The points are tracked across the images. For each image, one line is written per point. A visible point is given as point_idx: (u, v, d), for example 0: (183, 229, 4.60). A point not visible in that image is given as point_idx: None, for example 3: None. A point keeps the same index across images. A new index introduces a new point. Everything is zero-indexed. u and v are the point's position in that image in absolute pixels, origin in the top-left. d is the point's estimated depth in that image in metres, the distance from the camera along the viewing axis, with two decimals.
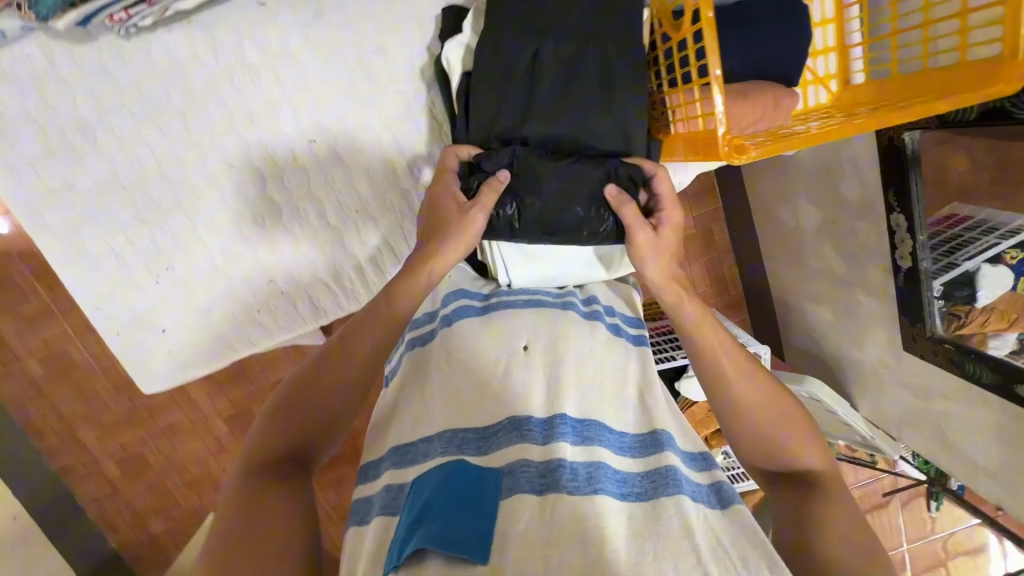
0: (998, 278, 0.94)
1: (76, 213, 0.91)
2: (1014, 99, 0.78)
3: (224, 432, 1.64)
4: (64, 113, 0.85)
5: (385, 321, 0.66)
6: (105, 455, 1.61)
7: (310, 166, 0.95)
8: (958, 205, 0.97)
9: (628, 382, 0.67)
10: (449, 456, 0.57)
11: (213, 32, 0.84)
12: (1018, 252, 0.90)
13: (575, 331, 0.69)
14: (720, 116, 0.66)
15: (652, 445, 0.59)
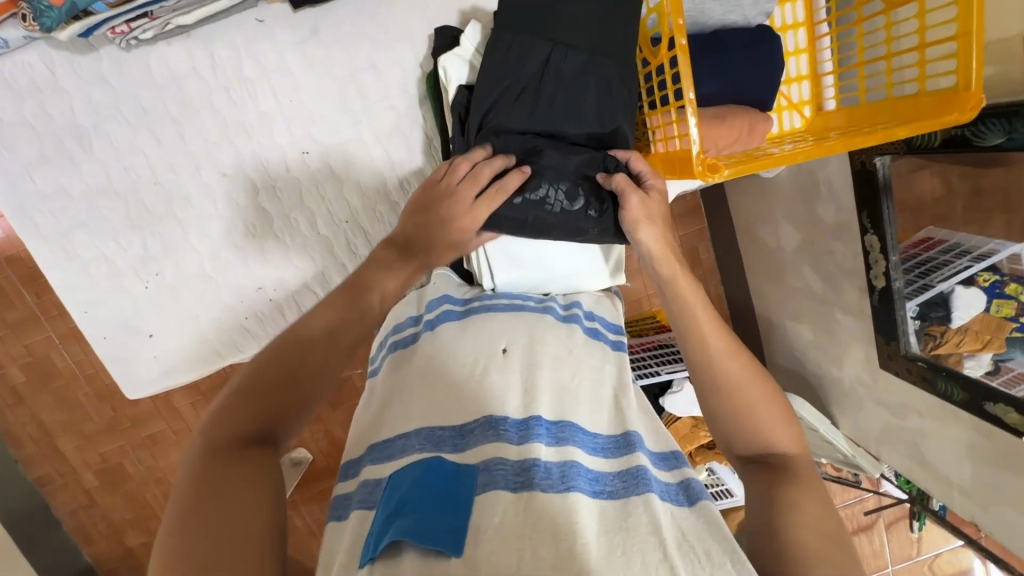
0: (972, 301, 0.96)
1: (68, 218, 0.92)
2: (977, 128, 0.82)
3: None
4: (63, 121, 0.88)
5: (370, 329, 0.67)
6: (85, 465, 1.59)
7: (302, 176, 0.97)
8: (932, 229, 1.00)
9: (604, 386, 0.69)
10: (427, 452, 0.58)
11: (211, 46, 0.88)
12: (990, 275, 0.92)
13: (551, 335, 0.73)
14: (695, 134, 0.69)
15: (625, 445, 0.61)
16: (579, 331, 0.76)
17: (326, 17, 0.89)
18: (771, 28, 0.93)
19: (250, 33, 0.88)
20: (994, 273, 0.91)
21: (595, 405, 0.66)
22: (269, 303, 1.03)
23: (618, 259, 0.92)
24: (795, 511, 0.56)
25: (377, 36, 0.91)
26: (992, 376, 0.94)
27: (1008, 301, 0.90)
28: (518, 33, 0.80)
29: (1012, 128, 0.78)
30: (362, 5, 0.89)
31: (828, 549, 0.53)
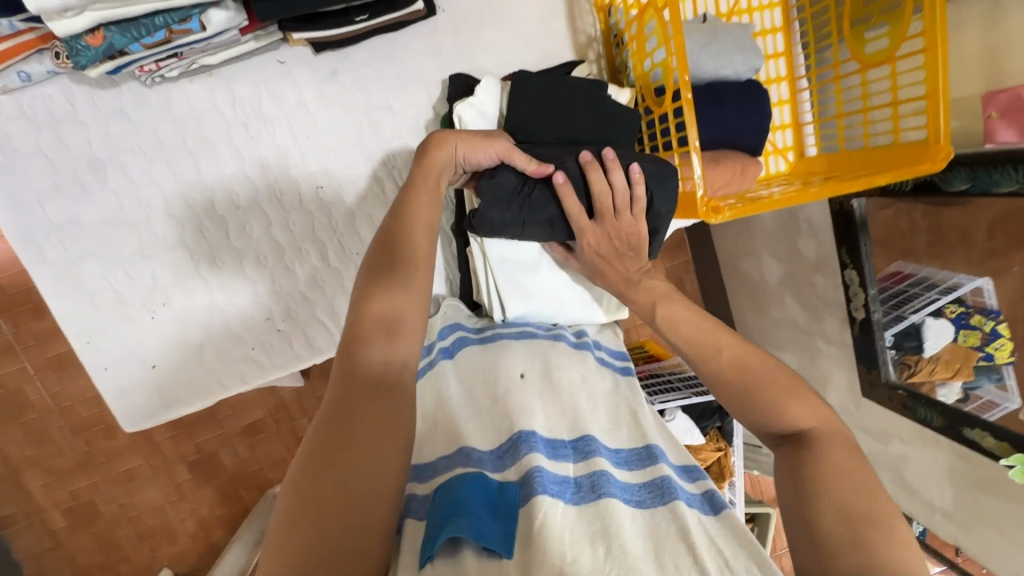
0: (941, 330, 1.05)
1: (76, 248, 0.92)
2: (943, 176, 0.91)
3: (188, 479, 1.58)
4: (78, 153, 0.89)
5: None
6: (56, 504, 1.52)
7: (317, 210, 0.99)
8: (902, 263, 1.09)
9: (621, 409, 0.72)
10: (470, 467, 0.60)
11: (232, 84, 0.91)
12: (956, 307, 1.01)
13: (566, 360, 0.78)
14: (698, 177, 0.75)
15: (646, 457, 0.64)
16: (588, 356, 0.80)
17: (345, 60, 0.94)
18: (757, 81, 1.01)
19: (270, 73, 0.92)
20: (961, 305, 1.00)
21: (614, 424, 0.70)
22: (277, 334, 1.03)
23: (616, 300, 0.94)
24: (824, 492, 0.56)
25: (391, 78, 0.96)
26: (963, 403, 1.01)
27: (973, 331, 0.98)
28: (535, 125, 0.86)
29: (974, 174, 0.86)
30: (380, 51, 0.94)
31: (851, 529, 0.53)
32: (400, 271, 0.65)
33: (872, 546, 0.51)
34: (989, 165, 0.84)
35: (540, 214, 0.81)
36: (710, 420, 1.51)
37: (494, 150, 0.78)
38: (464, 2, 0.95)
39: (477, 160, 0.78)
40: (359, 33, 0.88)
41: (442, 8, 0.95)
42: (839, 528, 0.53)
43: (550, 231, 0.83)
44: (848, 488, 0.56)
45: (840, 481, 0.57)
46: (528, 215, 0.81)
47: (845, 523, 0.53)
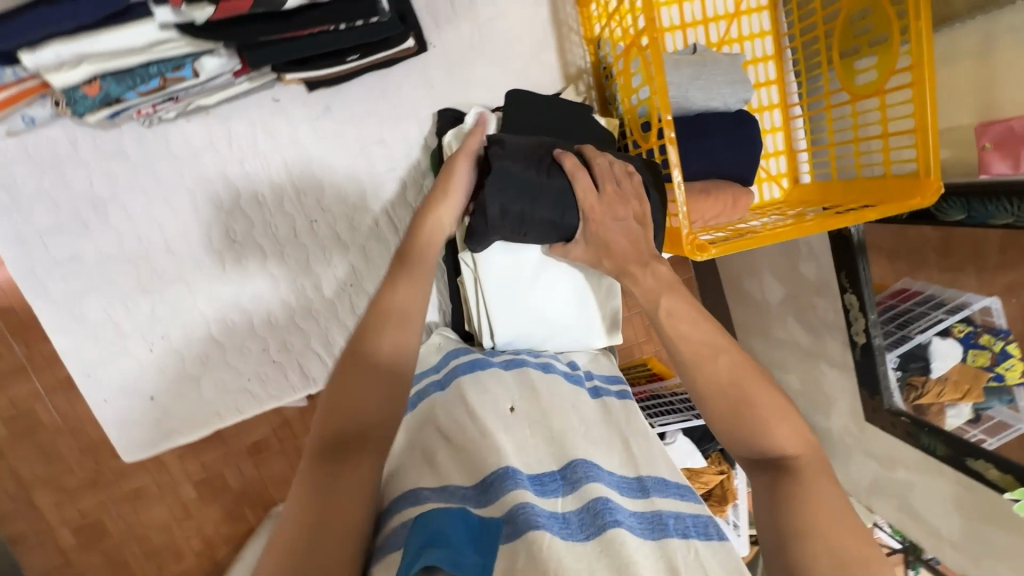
0: (948, 351, 1.03)
1: (78, 283, 0.94)
2: (938, 206, 0.90)
3: (194, 498, 1.59)
4: (81, 191, 0.92)
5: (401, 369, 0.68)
6: (64, 522, 1.54)
7: (311, 243, 1.00)
8: (909, 280, 1.06)
9: (615, 439, 0.72)
10: (452, 502, 0.61)
11: (228, 121, 0.93)
12: (964, 326, 0.98)
13: (557, 387, 0.77)
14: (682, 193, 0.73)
15: (636, 486, 0.65)
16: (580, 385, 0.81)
17: (339, 97, 0.95)
18: (748, 110, 1.01)
19: (265, 111, 0.94)
20: (969, 324, 0.97)
21: (605, 447, 0.70)
22: (273, 364, 1.04)
23: (616, 317, 0.94)
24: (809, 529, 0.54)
25: (383, 113, 0.98)
26: (973, 425, 0.98)
27: (982, 350, 0.95)
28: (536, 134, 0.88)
29: (970, 206, 0.85)
30: (373, 86, 0.96)
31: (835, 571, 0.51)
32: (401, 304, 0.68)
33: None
34: (983, 197, 0.82)
35: (554, 202, 0.76)
36: (712, 442, 1.49)
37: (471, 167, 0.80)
38: (455, 38, 0.97)
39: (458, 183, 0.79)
40: (351, 70, 0.89)
41: (433, 43, 0.96)
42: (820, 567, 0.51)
43: (561, 223, 0.78)
44: (836, 527, 0.54)
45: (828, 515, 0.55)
46: (543, 204, 0.76)
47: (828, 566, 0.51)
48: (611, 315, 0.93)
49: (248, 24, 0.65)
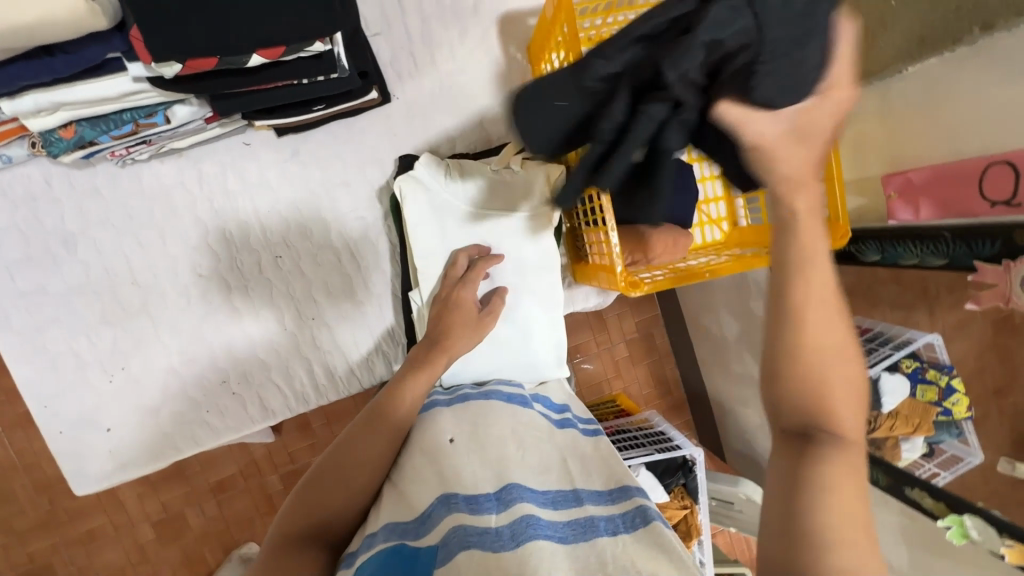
0: (897, 386, 0.99)
1: (41, 315, 0.97)
2: (861, 247, 0.98)
3: (152, 539, 1.55)
4: (52, 227, 0.96)
5: (372, 425, 0.71)
6: (15, 565, 1.49)
7: (274, 277, 1.04)
8: (861, 318, 1.08)
9: (552, 470, 0.73)
10: (392, 541, 0.60)
11: (200, 163, 1.00)
12: (911, 361, 0.98)
13: (498, 415, 0.79)
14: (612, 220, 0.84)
15: (564, 500, 0.68)
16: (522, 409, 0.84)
17: (306, 141, 1.02)
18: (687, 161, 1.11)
19: (236, 153, 1.00)
20: (916, 359, 0.98)
21: (542, 467, 0.72)
22: (233, 396, 1.05)
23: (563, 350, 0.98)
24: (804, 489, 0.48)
25: (349, 157, 1.05)
26: (927, 458, 1.00)
27: (929, 386, 0.96)
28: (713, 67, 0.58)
29: (884, 247, 0.93)
30: (338, 132, 1.03)
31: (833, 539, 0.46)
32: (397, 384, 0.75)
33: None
34: (894, 239, 0.91)
35: (793, 76, 0.44)
36: (675, 477, 1.51)
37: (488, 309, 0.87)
38: (417, 91, 1.06)
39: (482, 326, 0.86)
40: (318, 118, 0.97)
41: (397, 95, 1.05)
42: (819, 527, 0.46)
43: (750, 102, 0.47)
44: (843, 494, 0.48)
45: (848, 478, 0.49)
46: (798, 60, 0.44)
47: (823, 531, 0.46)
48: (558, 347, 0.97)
49: (219, 79, 0.72)
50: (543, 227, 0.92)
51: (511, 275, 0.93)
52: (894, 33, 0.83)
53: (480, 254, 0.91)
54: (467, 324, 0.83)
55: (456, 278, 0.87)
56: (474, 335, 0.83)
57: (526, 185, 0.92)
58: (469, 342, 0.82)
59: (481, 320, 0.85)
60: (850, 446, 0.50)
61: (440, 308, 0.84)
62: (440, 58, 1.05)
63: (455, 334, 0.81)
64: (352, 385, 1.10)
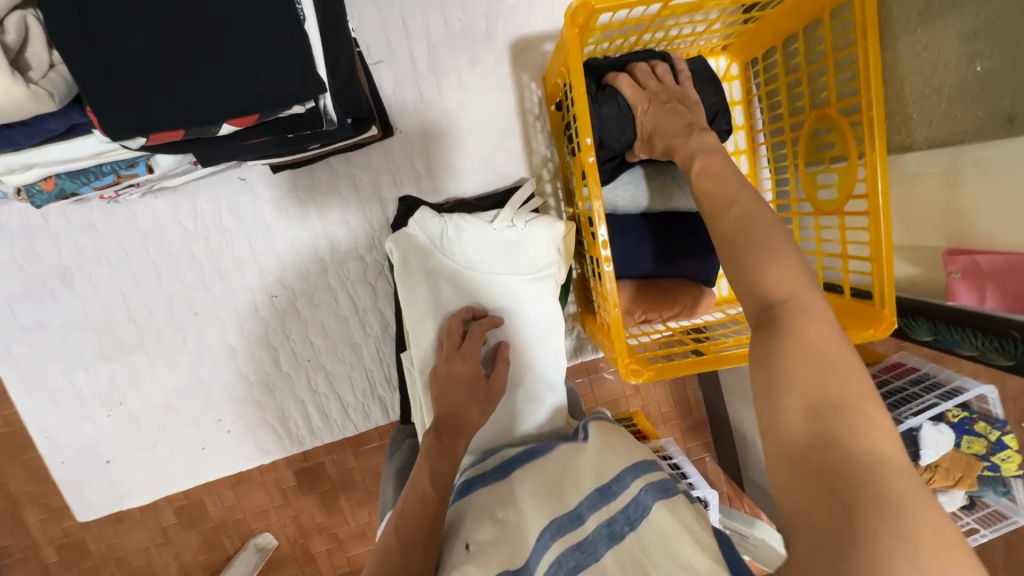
0: (940, 440, 0.91)
1: (43, 349, 0.97)
2: (909, 321, 0.85)
3: (176, 524, 1.21)
4: (49, 260, 0.94)
5: (396, 540, 0.62)
6: (49, 538, 1.18)
7: (270, 319, 1.01)
8: (904, 355, 1.04)
9: (553, 492, 0.66)
10: None
11: (194, 198, 0.95)
12: (958, 412, 0.96)
13: (492, 485, 0.70)
14: (611, 287, 0.74)
15: (570, 520, 0.62)
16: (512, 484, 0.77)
17: (303, 178, 0.97)
18: None
19: (232, 190, 0.96)
20: (964, 410, 0.97)
21: (541, 497, 0.66)
22: (228, 434, 1.04)
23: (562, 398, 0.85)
24: (774, 395, 0.45)
25: (348, 194, 0.98)
26: (966, 512, 1.02)
27: (978, 438, 0.94)
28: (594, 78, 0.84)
29: (936, 329, 0.80)
30: (337, 167, 0.97)
31: (823, 439, 0.42)
32: (412, 478, 0.68)
33: (840, 442, 0.41)
34: (950, 324, 0.78)
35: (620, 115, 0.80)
36: None
37: (497, 378, 0.79)
38: (420, 122, 0.97)
39: (496, 389, 0.78)
40: (313, 155, 0.91)
41: (398, 127, 0.97)
42: (807, 434, 0.43)
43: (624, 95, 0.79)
44: (815, 380, 0.44)
45: (815, 344, 0.46)
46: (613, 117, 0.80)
47: (811, 434, 0.43)
48: (557, 396, 0.84)
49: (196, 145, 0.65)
50: (545, 288, 0.84)
51: (511, 332, 0.84)
52: (965, 102, 0.70)
53: (476, 317, 0.82)
54: (474, 395, 0.75)
55: (452, 348, 0.78)
56: (483, 412, 0.76)
57: (532, 246, 0.84)
58: (480, 417, 0.75)
59: (490, 389, 0.78)
60: (796, 311, 0.48)
61: (438, 381, 0.76)
62: (446, 86, 0.96)
63: (465, 409, 0.74)
64: (347, 427, 1.08)
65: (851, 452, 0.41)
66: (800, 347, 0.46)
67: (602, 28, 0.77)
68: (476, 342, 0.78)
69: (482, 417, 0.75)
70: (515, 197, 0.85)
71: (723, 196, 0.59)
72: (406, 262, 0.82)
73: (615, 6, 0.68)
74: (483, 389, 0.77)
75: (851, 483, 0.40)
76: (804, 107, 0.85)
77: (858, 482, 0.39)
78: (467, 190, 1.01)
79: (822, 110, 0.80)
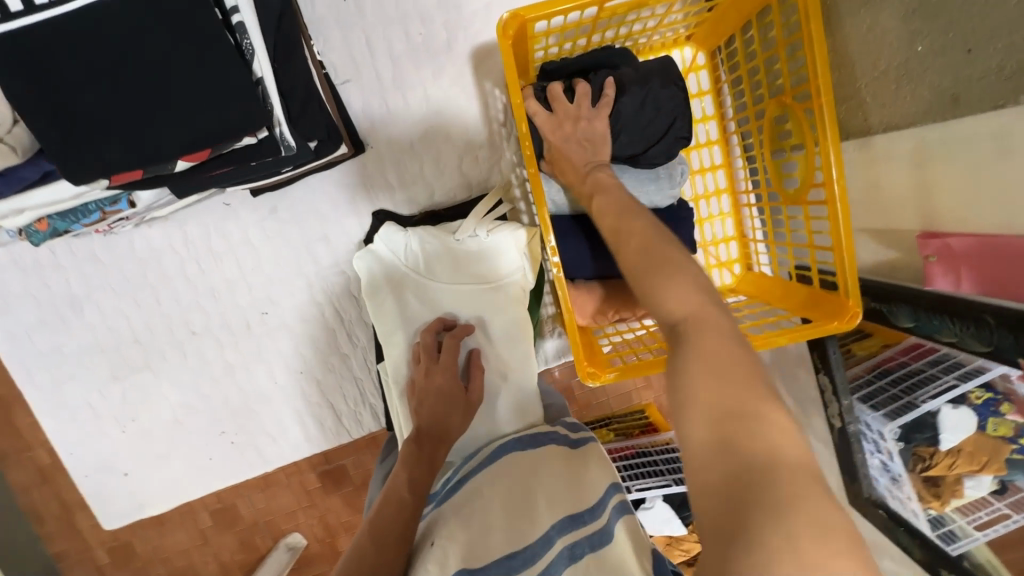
0: (962, 421, 0.73)
1: (60, 373, 1.05)
2: (889, 309, 0.80)
3: (213, 526, 1.27)
4: (58, 290, 1.01)
5: (371, 534, 0.65)
6: (100, 542, 1.26)
7: (262, 334, 1.06)
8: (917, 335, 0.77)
9: (529, 512, 0.66)
10: None
11: (184, 224, 1.00)
12: (982, 394, 0.69)
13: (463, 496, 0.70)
14: (562, 290, 0.75)
15: (540, 546, 0.61)
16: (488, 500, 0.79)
17: (283, 198, 1.00)
18: (688, 199, 0.97)
19: (217, 215, 1.00)
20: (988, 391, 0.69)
21: (517, 517, 0.65)
22: (233, 445, 1.11)
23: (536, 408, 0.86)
24: (681, 413, 0.46)
25: (327, 211, 1.02)
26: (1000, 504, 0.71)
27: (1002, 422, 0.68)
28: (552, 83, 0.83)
29: (917, 316, 0.75)
30: (313, 185, 1.00)
31: (724, 445, 0.42)
32: (392, 481, 0.71)
33: (739, 447, 0.41)
34: (928, 310, 0.73)
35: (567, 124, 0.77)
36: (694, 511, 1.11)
37: (475, 387, 0.81)
38: (390, 138, 1.00)
39: (473, 397, 0.80)
40: (289, 177, 0.94)
41: (370, 144, 0.99)
42: (703, 439, 0.43)
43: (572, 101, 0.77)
44: (713, 392, 0.44)
45: (708, 352, 0.46)
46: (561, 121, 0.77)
47: (711, 438, 0.43)
48: (529, 400, 0.86)
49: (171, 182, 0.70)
50: (513, 296, 0.87)
51: (483, 338, 0.86)
52: (920, 82, 0.68)
53: (447, 327, 0.85)
54: (453, 405, 0.78)
55: (430, 360, 0.81)
56: (462, 421, 0.78)
57: (499, 253, 0.87)
58: (460, 426, 0.78)
59: (469, 400, 0.80)
60: (692, 321, 0.49)
61: (419, 390, 0.79)
62: (413, 101, 0.98)
63: (445, 419, 0.77)
64: (342, 434, 1.14)
65: (744, 455, 0.40)
66: (701, 359, 0.46)
67: (543, 35, 0.81)
68: (454, 351, 0.81)
69: (461, 426, 0.78)
70: (480, 206, 0.89)
71: (661, 223, 0.58)
72: (371, 280, 0.88)
73: (545, 15, 0.71)
74: (461, 397, 0.79)
75: (752, 491, 0.39)
76: (764, 95, 0.84)
77: (747, 476, 0.40)
78: (440, 200, 1.04)
79: (779, 97, 0.79)
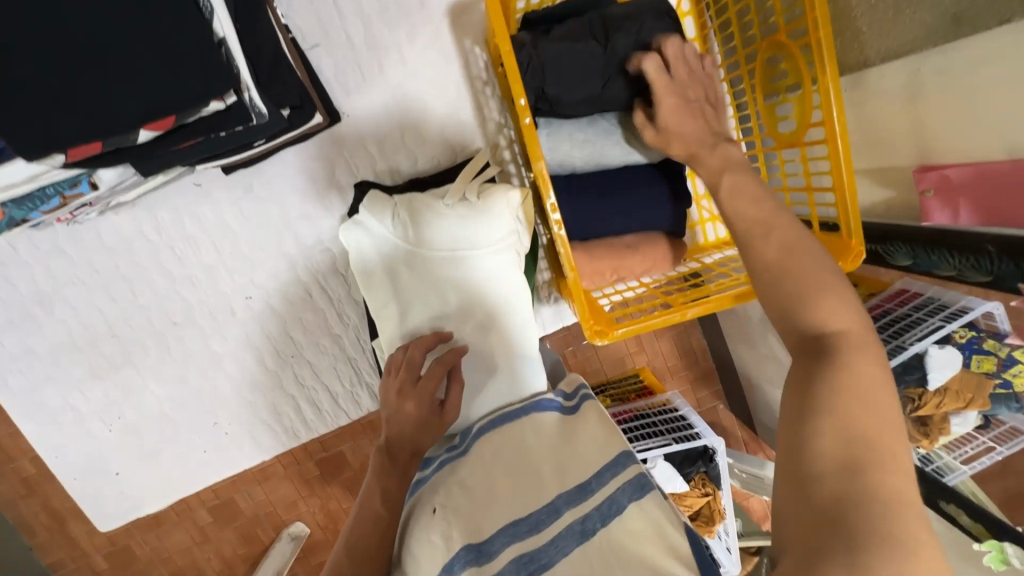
0: (948, 360, 0.76)
1: (36, 375, 1.00)
2: (889, 248, 0.79)
3: (212, 521, 1.24)
4: (24, 288, 0.95)
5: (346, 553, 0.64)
6: (96, 547, 1.22)
7: (247, 320, 1.02)
8: (908, 280, 0.84)
9: (535, 481, 0.65)
10: None
11: (154, 210, 0.94)
12: (964, 331, 0.75)
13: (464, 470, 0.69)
14: (563, 248, 0.74)
15: (547, 515, 0.62)
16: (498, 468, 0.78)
17: (258, 175, 0.95)
18: None
19: (189, 197, 0.94)
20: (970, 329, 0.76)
21: (522, 487, 0.65)
22: (228, 436, 1.08)
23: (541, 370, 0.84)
24: (805, 418, 0.43)
25: (305, 186, 0.97)
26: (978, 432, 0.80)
27: (986, 357, 0.74)
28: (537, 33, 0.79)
29: (915, 252, 0.75)
30: (289, 159, 0.95)
31: (851, 468, 0.40)
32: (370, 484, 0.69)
33: (868, 474, 0.40)
34: (927, 246, 0.72)
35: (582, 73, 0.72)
36: (695, 466, 1.11)
37: (450, 406, 0.73)
38: (367, 106, 0.95)
39: (449, 418, 0.73)
40: (262, 151, 0.89)
41: (346, 112, 0.94)
42: (828, 457, 0.41)
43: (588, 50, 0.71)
44: (852, 415, 0.42)
45: (872, 382, 0.43)
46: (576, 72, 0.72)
47: (836, 458, 0.41)
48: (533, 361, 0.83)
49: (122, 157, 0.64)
50: (510, 260, 0.84)
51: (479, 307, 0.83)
52: (917, 10, 0.66)
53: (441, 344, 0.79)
54: (426, 427, 0.71)
55: (406, 380, 0.73)
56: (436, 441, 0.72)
57: (479, 231, 0.82)
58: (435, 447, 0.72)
59: (443, 420, 0.72)
60: (851, 342, 0.45)
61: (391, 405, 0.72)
62: (389, 65, 0.93)
63: (419, 442, 0.70)
64: (339, 417, 1.11)
65: (869, 481, 0.39)
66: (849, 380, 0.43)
67: None
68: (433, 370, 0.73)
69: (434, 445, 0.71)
70: (468, 170, 0.86)
71: None
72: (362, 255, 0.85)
73: None
74: (434, 421, 0.71)
75: (863, 514, 0.38)
76: (756, 36, 0.81)
77: (858, 501, 0.39)
78: (424, 168, 1.00)
79: (772, 37, 0.77)
